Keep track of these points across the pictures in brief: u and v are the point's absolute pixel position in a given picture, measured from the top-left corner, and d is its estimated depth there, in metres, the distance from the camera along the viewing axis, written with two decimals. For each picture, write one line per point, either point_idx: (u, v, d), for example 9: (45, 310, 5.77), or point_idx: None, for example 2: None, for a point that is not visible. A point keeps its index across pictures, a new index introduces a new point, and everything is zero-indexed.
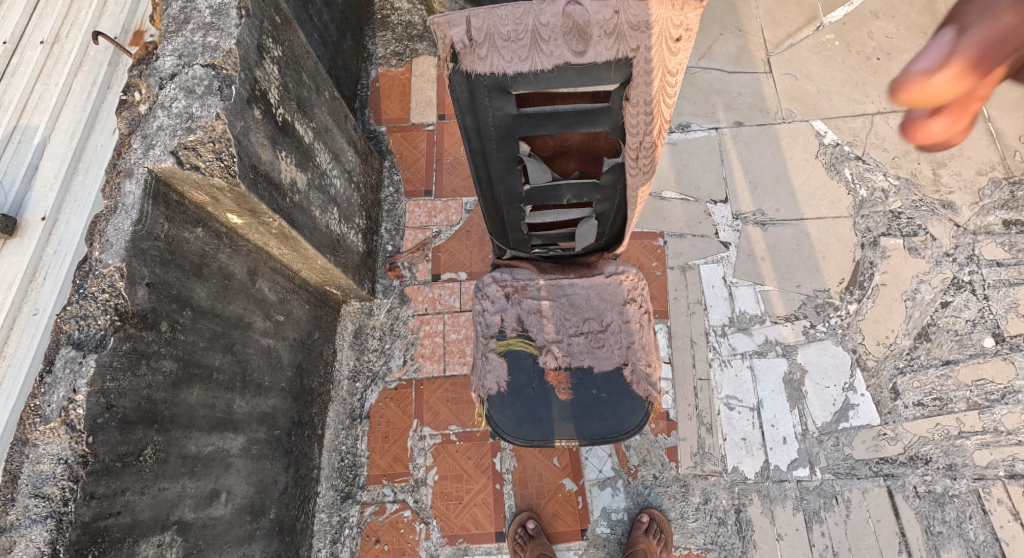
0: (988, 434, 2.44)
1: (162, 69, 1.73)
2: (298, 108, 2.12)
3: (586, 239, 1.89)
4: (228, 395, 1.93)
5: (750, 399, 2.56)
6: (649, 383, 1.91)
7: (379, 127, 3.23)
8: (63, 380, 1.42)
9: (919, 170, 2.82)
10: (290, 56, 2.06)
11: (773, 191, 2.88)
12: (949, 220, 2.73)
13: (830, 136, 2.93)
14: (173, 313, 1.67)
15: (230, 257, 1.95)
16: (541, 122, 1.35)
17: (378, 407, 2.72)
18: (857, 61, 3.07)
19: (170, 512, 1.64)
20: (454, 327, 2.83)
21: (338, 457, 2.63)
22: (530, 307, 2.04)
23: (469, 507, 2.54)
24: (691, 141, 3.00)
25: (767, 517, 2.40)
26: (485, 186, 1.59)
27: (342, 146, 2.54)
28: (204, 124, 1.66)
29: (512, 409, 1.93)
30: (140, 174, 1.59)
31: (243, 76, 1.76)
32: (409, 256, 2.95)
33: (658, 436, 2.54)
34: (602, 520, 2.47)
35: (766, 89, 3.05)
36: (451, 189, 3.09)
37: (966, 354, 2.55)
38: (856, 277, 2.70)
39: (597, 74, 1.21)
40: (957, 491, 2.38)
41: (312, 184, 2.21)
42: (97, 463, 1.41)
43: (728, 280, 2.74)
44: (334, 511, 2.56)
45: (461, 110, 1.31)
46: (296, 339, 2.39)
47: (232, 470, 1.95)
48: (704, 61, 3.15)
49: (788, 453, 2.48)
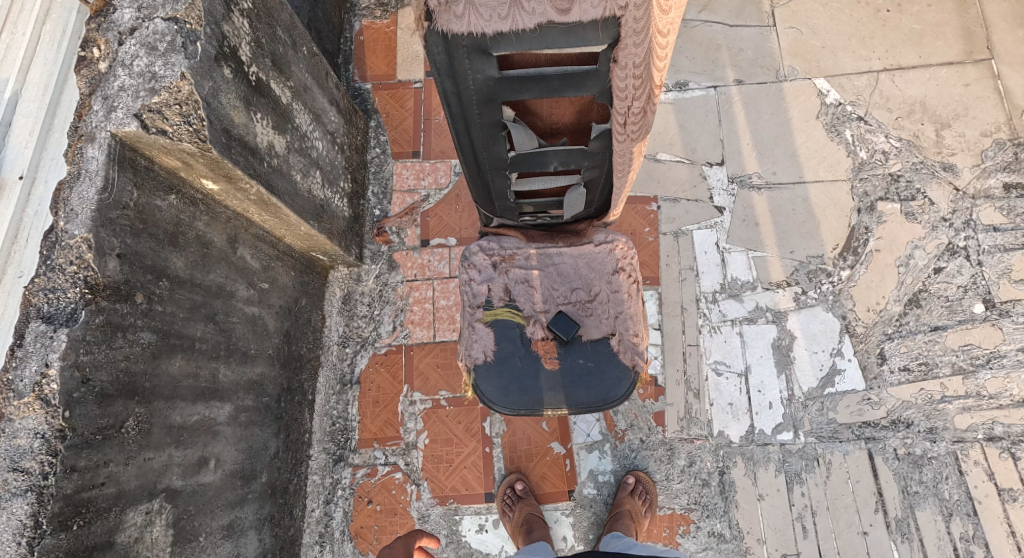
0: (970, 399, 2.47)
1: (121, 23, 1.62)
2: (274, 65, 2.00)
3: (574, 207, 1.83)
4: (212, 364, 1.92)
5: (739, 364, 2.57)
6: (636, 352, 1.90)
7: (364, 85, 3.09)
8: (35, 354, 1.42)
9: (922, 131, 2.74)
10: (261, 9, 1.93)
11: (771, 153, 2.80)
12: (949, 184, 2.67)
13: (833, 95, 2.83)
14: (149, 284, 1.64)
15: (208, 225, 1.89)
16: (525, 86, 1.28)
17: (367, 372, 2.72)
18: (865, 13, 2.92)
19: (157, 481, 1.68)
20: (444, 293, 2.80)
21: (330, 422, 2.66)
22: (518, 276, 2.01)
23: (460, 469, 2.58)
24: (689, 101, 2.89)
25: (750, 479, 2.46)
26: (468, 152, 1.51)
27: (323, 105, 2.43)
28: (168, 85, 1.56)
29: (499, 379, 1.93)
30: (103, 138, 1.52)
31: (209, 31, 1.64)
32: (397, 220, 2.89)
33: (646, 401, 2.57)
34: (589, 482, 2.53)
35: (768, 45, 2.91)
36: (440, 150, 2.99)
37: (955, 320, 2.55)
38: (850, 242, 2.66)
39: (584, 35, 1.13)
40: (936, 453, 2.43)
41: (291, 147, 2.12)
42: (75, 437, 1.43)
43: (721, 246, 2.70)
44: (326, 473, 2.61)
45: (439, 73, 1.23)
46: (282, 306, 2.36)
47: (220, 437, 1.96)
48: (704, 14, 3.00)
49: (773, 418, 2.51)
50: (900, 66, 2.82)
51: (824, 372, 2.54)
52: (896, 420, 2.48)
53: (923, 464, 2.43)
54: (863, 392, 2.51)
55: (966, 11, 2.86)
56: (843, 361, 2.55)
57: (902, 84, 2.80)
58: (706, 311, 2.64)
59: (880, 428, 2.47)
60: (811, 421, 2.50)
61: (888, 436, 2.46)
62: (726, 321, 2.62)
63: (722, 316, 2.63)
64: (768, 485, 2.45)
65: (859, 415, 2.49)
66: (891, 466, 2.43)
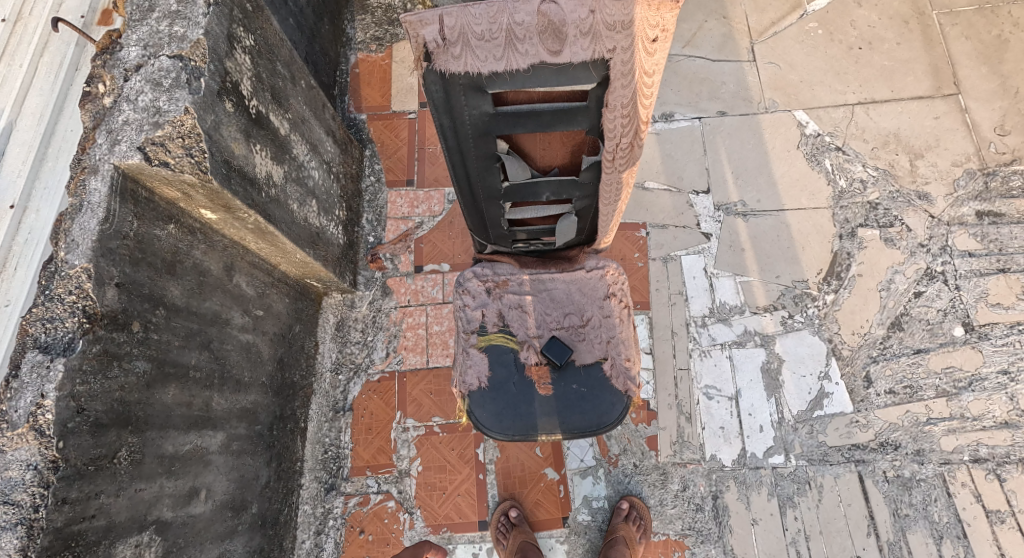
0: (955, 420, 2.52)
1: (127, 59, 1.67)
2: (273, 98, 2.06)
3: (566, 234, 1.88)
4: (205, 393, 1.92)
5: (729, 388, 2.61)
6: (628, 377, 1.93)
7: (359, 116, 3.17)
8: (30, 385, 1.43)
9: (897, 161, 2.85)
10: (263, 45, 1.99)
11: (754, 181, 2.89)
12: (924, 212, 2.77)
13: (812, 126, 2.94)
14: (146, 313, 1.65)
15: (205, 253, 1.91)
16: (519, 121, 1.34)
17: (361, 399, 2.71)
18: (839, 50, 3.06)
19: (147, 512, 1.66)
20: (437, 319, 2.82)
21: (322, 450, 2.63)
22: (511, 302, 2.05)
23: (453, 497, 2.57)
24: (674, 131, 2.99)
25: (743, 503, 2.47)
26: (463, 184, 1.55)
27: (320, 136, 2.49)
28: (172, 119, 1.61)
29: (493, 405, 1.95)
30: (106, 170, 1.56)
31: (212, 67, 1.70)
32: (391, 247, 2.92)
33: (638, 426, 2.58)
34: (583, 508, 2.52)
35: (749, 79, 3.04)
36: (433, 179, 3.05)
37: (936, 343, 2.62)
38: (833, 267, 2.74)
39: (575, 75, 1.23)
40: (924, 475, 2.47)
41: (289, 177, 2.17)
42: (68, 468, 1.43)
43: (709, 271, 2.76)
44: (318, 502, 2.57)
45: (437, 110, 1.30)
46: (276, 334, 2.37)
47: (211, 467, 1.95)
48: (688, 49, 3.12)
49: (764, 441, 2.54)
50: (873, 100, 2.95)
51: (812, 395, 2.58)
52: (884, 442, 2.51)
53: (912, 486, 2.46)
54: (851, 414, 2.55)
55: (933, 49, 3.01)
56: (830, 384, 2.59)
57: (876, 117, 2.93)
58: (696, 335, 2.68)
59: (868, 450, 2.51)
60: (801, 443, 2.53)
61: (877, 459, 2.50)
62: (716, 345, 2.67)
63: (712, 340, 2.68)
64: (761, 509, 2.46)
65: (848, 437, 2.53)
66: (882, 488, 2.46)
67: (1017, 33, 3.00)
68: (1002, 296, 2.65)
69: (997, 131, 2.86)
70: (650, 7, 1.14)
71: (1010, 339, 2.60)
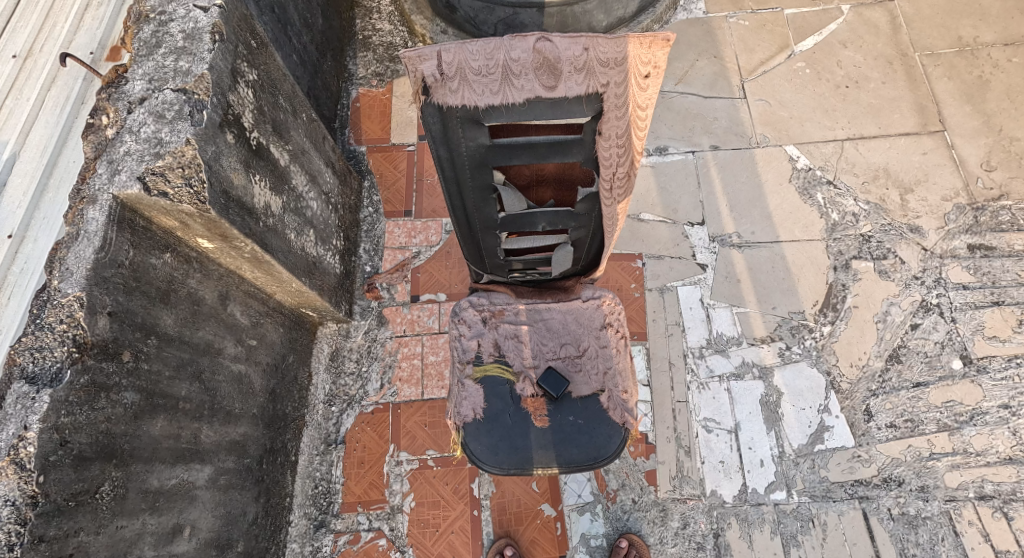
0: (958, 456, 2.48)
1: (131, 93, 1.71)
2: (274, 131, 2.10)
3: (562, 264, 1.88)
4: (194, 425, 1.88)
5: (728, 421, 2.57)
6: (626, 409, 1.87)
7: (358, 147, 3.22)
8: (14, 417, 1.40)
9: (888, 196, 2.90)
10: (266, 80, 2.04)
11: (749, 213, 2.92)
12: (917, 244, 2.80)
13: (803, 161, 3.00)
14: (137, 342, 1.64)
15: (200, 282, 1.91)
16: (515, 152, 1.35)
17: (354, 431, 2.65)
18: (827, 88, 3.15)
19: (128, 551, 1.60)
20: (432, 349, 2.79)
21: (313, 484, 2.56)
22: (507, 332, 2.05)
23: (446, 534, 2.48)
24: (669, 164, 3.04)
25: (745, 541, 2.41)
26: (460, 214, 1.56)
27: (319, 168, 2.52)
28: (172, 150, 1.63)
29: (488, 437, 1.90)
30: (105, 200, 1.57)
31: (215, 101, 1.73)
32: (387, 276, 2.92)
33: (637, 460, 2.53)
34: (581, 546, 2.44)
35: (741, 115, 3.11)
36: (431, 210, 3.07)
37: (936, 377, 2.60)
38: (829, 299, 2.74)
39: (569, 108, 1.26)
40: (929, 513, 2.42)
41: (287, 207, 2.19)
42: (48, 504, 1.39)
43: (706, 302, 2.76)
44: (306, 540, 2.50)
45: (434, 141, 1.32)
46: (269, 364, 2.34)
47: (198, 502, 1.89)
48: (680, 86, 3.20)
49: (765, 476, 2.49)
50: (862, 136, 3.02)
51: (813, 429, 2.55)
52: (888, 478, 2.47)
53: (919, 525, 2.40)
54: (853, 449, 2.51)
55: (918, 88, 3.10)
56: (830, 418, 2.56)
57: (865, 152, 2.99)
58: (694, 366, 2.66)
59: (872, 486, 2.46)
60: (804, 479, 2.48)
61: (880, 495, 2.44)
62: (714, 376, 2.64)
63: (710, 371, 2.65)
64: (764, 548, 2.40)
65: (851, 472, 2.48)
66: (887, 527, 2.40)
67: (997, 74, 3.10)
68: (999, 329, 2.66)
69: (983, 166, 2.92)
70: (643, 44, 1.19)
71: (1008, 372, 2.59)
